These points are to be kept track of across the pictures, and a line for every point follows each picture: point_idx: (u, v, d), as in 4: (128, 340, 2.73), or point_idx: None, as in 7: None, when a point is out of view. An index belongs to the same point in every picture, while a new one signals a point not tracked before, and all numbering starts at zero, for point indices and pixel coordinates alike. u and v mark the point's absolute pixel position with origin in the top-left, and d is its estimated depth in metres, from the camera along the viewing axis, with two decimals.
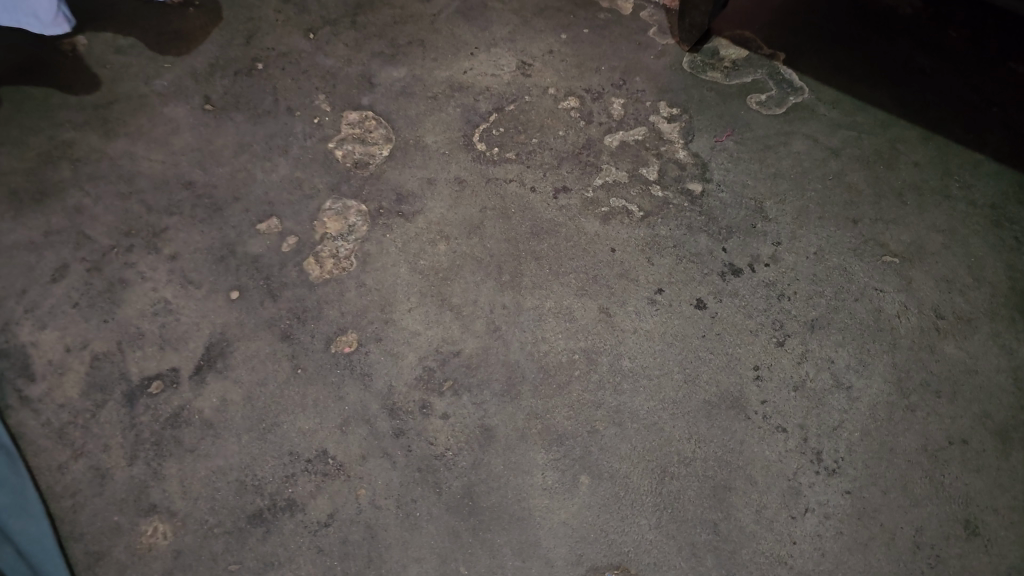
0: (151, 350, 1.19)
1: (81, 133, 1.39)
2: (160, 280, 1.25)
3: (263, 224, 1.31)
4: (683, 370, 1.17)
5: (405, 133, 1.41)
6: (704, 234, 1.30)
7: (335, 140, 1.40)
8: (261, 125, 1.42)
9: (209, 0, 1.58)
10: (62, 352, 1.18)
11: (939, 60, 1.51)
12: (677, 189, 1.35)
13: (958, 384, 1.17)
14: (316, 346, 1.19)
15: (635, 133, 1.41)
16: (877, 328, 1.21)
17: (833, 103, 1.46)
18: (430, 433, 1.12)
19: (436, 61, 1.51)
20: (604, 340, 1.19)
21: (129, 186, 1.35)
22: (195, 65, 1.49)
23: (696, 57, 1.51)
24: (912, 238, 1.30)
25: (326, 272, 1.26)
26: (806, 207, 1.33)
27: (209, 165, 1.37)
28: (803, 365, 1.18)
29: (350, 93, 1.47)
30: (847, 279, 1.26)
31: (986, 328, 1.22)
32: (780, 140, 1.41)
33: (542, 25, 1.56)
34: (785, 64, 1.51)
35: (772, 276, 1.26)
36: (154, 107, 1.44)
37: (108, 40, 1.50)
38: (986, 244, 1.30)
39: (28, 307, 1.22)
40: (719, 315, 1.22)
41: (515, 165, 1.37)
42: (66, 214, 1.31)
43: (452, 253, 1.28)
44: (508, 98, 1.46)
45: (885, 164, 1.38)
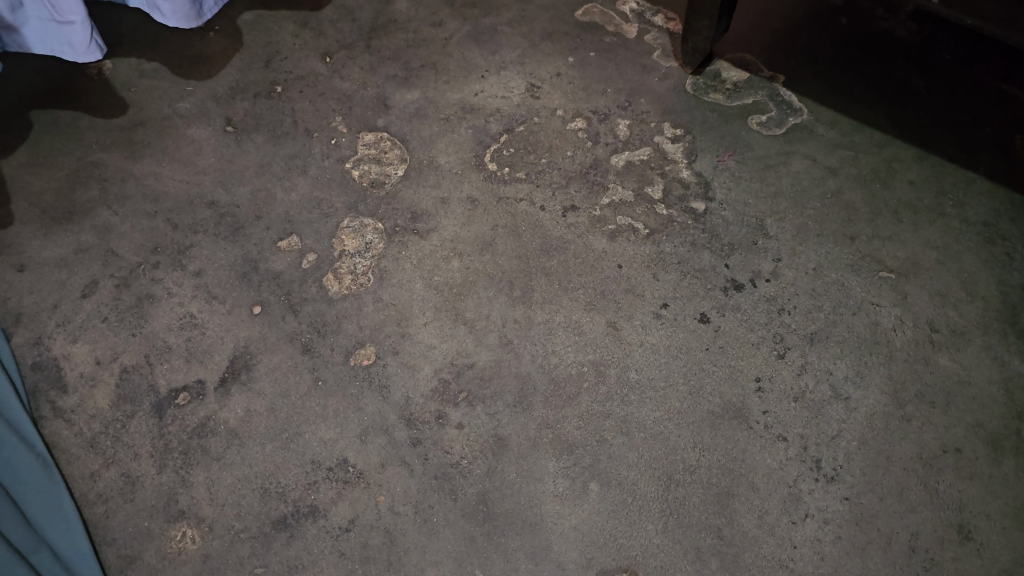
0: (178, 362, 1.24)
1: (109, 155, 1.46)
2: (185, 296, 1.31)
3: (283, 242, 1.36)
4: (687, 382, 1.22)
5: (419, 154, 1.47)
6: (707, 250, 1.36)
7: (352, 161, 1.46)
8: (281, 145, 1.48)
9: (230, 27, 1.65)
10: (92, 365, 1.24)
11: (933, 82, 1.57)
12: (681, 207, 1.41)
13: (952, 395, 1.22)
14: (336, 359, 1.24)
15: (641, 153, 1.47)
16: (874, 341, 1.26)
17: (830, 123, 1.52)
18: (446, 442, 1.17)
19: (447, 84, 1.57)
20: (611, 352, 1.25)
21: (155, 205, 1.40)
22: (217, 88, 1.56)
23: (698, 80, 1.58)
24: (907, 255, 1.35)
25: (344, 288, 1.31)
26: (805, 225, 1.39)
27: (231, 184, 1.43)
28: (803, 377, 1.23)
29: (365, 115, 1.52)
30: (844, 294, 1.31)
31: (979, 340, 1.27)
32: (780, 160, 1.47)
33: (550, 48, 1.62)
34: (785, 86, 1.57)
35: (773, 291, 1.31)
36: (178, 129, 1.50)
37: (133, 65, 1.58)
38: (978, 260, 1.35)
39: (59, 321, 1.28)
40: (722, 329, 1.27)
41: (525, 184, 1.43)
42: (94, 232, 1.37)
43: (465, 269, 1.33)
44: (518, 120, 1.52)
45: (881, 183, 1.44)
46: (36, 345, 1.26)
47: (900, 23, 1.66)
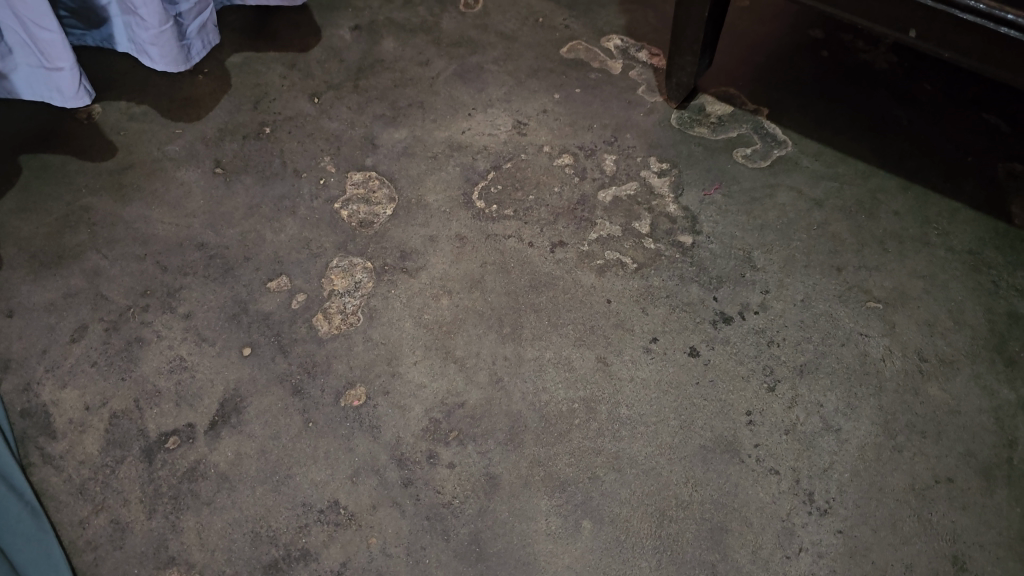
0: (168, 407, 1.24)
1: (98, 198, 1.47)
2: (174, 338, 1.31)
3: (273, 283, 1.37)
4: (678, 417, 1.22)
5: (408, 193, 1.48)
6: (695, 283, 1.36)
7: (341, 201, 1.47)
8: (270, 186, 1.49)
9: (218, 69, 1.66)
10: (82, 410, 1.23)
11: (915, 113, 1.59)
12: (669, 241, 1.41)
13: (942, 424, 1.22)
14: (326, 400, 1.24)
15: (628, 189, 1.48)
16: (863, 372, 1.27)
17: (814, 155, 1.53)
18: (438, 482, 1.17)
19: (435, 122, 1.58)
20: (602, 389, 1.25)
21: (144, 248, 1.41)
22: (206, 131, 1.57)
23: (683, 114, 1.59)
24: (893, 284, 1.36)
25: (334, 328, 1.31)
26: (792, 256, 1.40)
27: (220, 226, 1.44)
28: (794, 410, 1.23)
29: (354, 154, 1.53)
30: (833, 325, 1.32)
31: (968, 368, 1.27)
32: (766, 192, 1.48)
33: (536, 85, 1.64)
34: (769, 119, 1.59)
35: (761, 323, 1.32)
36: (167, 172, 1.51)
37: (122, 109, 1.59)
38: (965, 288, 1.36)
39: (48, 367, 1.28)
40: (712, 362, 1.28)
41: (513, 221, 1.44)
42: (84, 276, 1.37)
43: (454, 307, 1.33)
44: (505, 157, 1.53)
45: (866, 214, 1.45)
46: (25, 391, 1.25)
47: (881, 55, 1.68)
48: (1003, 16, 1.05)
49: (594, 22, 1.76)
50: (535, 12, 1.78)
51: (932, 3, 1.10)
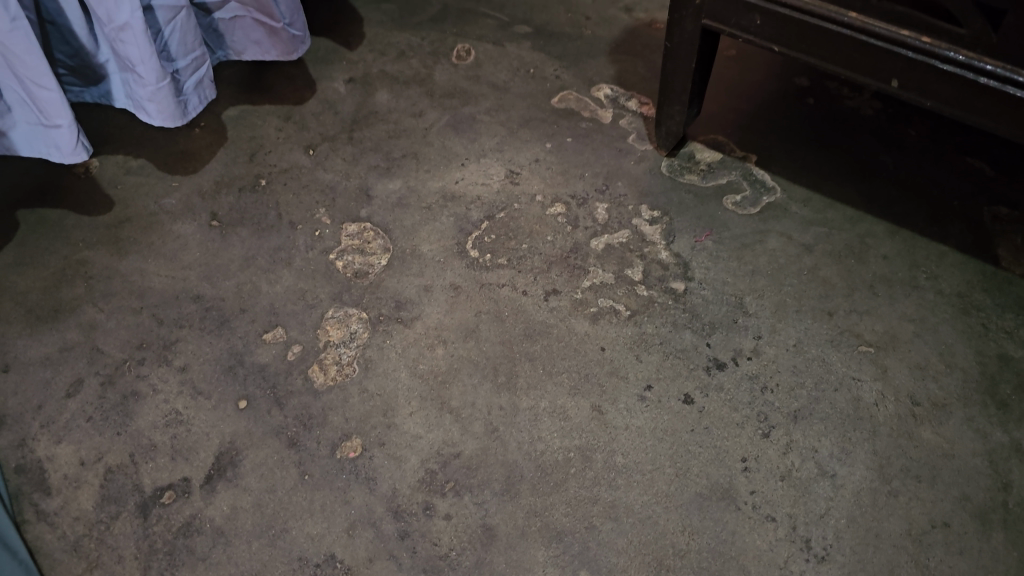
0: (163, 461, 1.24)
1: (95, 252, 1.49)
2: (170, 392, 1.31)
3: (268, 334, 1.37)
4: (674, 464, 1.22)
5: (402, 243, 1.49)
6: (688, 330, 1.37)
7: (336, 251, 1.48)
8: (265, 238, 1.50)
9: (215, 122, 1.70)
10: (77, 465, 1.23)
11: (900, 157, 1.61)
12: (662, 288, 1.43)
13: (937, 468, 1.22)
14: (322, 452, 1.24)
15: (620, 237, 1.50)
16: (857, 416, 1.27)
17: (803, 200, 1.55)
18: (434, 533, 1.16)
19: (429, 173, 1.60)
20: (597, 437, 1.25)
21: (140, 301, 1.42)
22: (202, 184, 1.59)
23: (673, 161, 1.62)
24: (884, 328, 1.37)
25: (330, 379, 1.32)
26: (784, 302, 1.41)
27: (216, 279, 1.45)
28: (788, 456, 1.23)
29: (348, 205, 1.55)
30: (825, 370, 1.32)
31: (961, 412, 1.27)
32: (756, 239, 1.50)
33: (528, 135, 1.67)
34: (757, 166, 1.62)
35: (754, 369, 1.33)
36: (164, 225, 1.53)
37: (119, 162, 1.62)
38: (955, 331, 1.37)
39: (44, 422, 1.28)
40: (707, 409, 1.28)
41: (507, 270, 1.45)
42: (80, 330, 1.38)
43: (449, 357, 1.34)
44: (498, 207, 1.55)
45: (855, 258, 1.47)
46: (20, 446, 1.25)
47: (866, 102, 1.71)
48: (982, 67, 1.07)
49: (583, 72, 1.79)
50: (526, 63, 1.81)
51: (914, 54, 1.13)
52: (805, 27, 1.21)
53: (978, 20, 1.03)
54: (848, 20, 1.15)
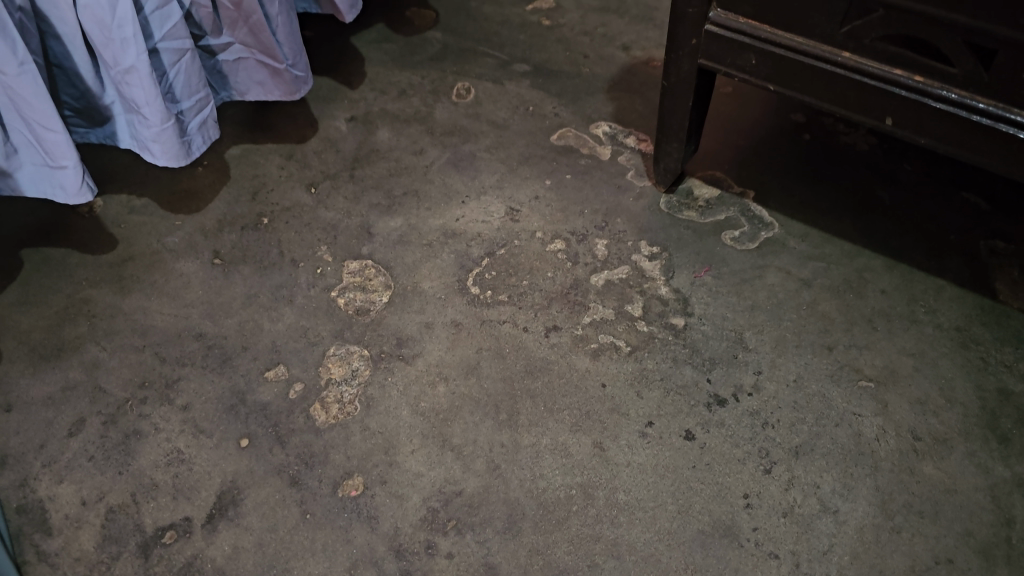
0: (165, 500, 1.23)
1: (98, 290, 1.50)
2: (172, 430, 1.31)
3: (270, 372, 1.38)
4: (676, 501, 1.22)
5: (403, 280, 1.50)
6: (689, 365, 1.38)
7: (338, 289, 1.49)
8: (267, 276, 1.51)
9: (218, 161, 1.72)
10: (79, 505, 1.23)
11: (897, 192, 1.63)
12: (661, 323, 1.43)
13: (939, 504, 1.21)
14: (324, 491, 1.24)
15: (619, 273, 1.51)
16: (858, 452, 1.27)
17: (801, 235, 1.57)
18: (437, 573, 1.15)
19: (429, 211, 1.62)
20: (599, 474, 1.25)
21: (142, 339, 1.43)
22: (205, 222, 1.60)
23: (672, 198, 1.64)
24: (884, 363, 1.38)
25: (331, 418, 1.32)
26: (783, 337, 1.42)
27: (219, 317, 1.46)
28: (791, 492, 1.23)
29: (350, 243, 1.56)
30: (826, 406, 1.33)
31: (962, 446, 1.27)
32: (755, 274, 1.51)
33: (528, 172, 1.68)
34: (755, 201, 1.63)
35: (755, 404, 1.33)
36: (166, 263, 1.54)
37: (123, 201, 1.64)
38: (955, 365, 1.37)
39: (45, 462, 1.28)
40: (708, 445, 1.28)
41: (507, 306, 1.46)
42: (82, 369, 1.39)
43: (451, 394, 1.34)
44: (498, 244, 1.56)
45: (854, 293, 1.47)
46: (22, 486, 1.25)
47: (862, 137, 1.73)
48: (975, 105, 1.09)
49: (582, 110, 1.81)
50: (525, 101, 1.84)
51: (907, 93, 1.15)
52: (800, 67, 1.23)
53: (969, 60, 1.06)
54: (842, 60, 1.17)
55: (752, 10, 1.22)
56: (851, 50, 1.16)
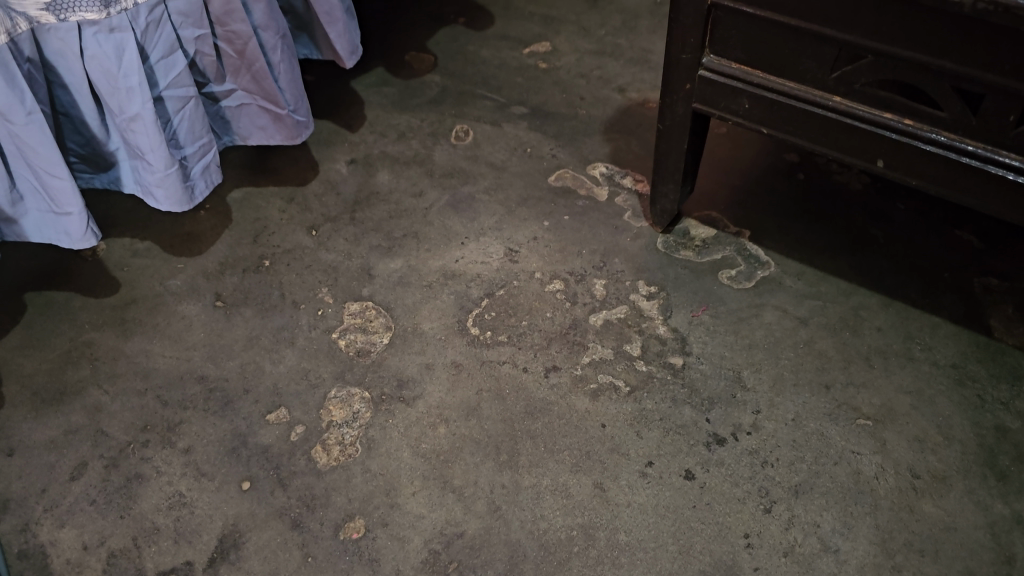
0: (166, 544, 1.24)
1: (101, 333, 1.51)
2: (173, 474, 1.32)
3: (272, 414, 1.39)
4: (677, 541, 1.23)
5: (404, 321, 1.51)
6: (688, 405, 1.39)
7: (339, 330, 1.50)
8: (269, 318, 1.53)
9: (220, 204, 1.74)
10: (80, 550, 1.23)
11: (891, 231, 1.65)
12: (660, 363, 1.45)
13: (940, 542, 1.22)
14: (325, 533, 1.24)
15: (618, 312, 1.52)
16: (858, 490, 1.28)
17: (797, 274, 1.58)
18: None
19: (429, 252, 1.63)
20: (599, 515, 1.25)
21: (145, 382, 1.43)
22: (207, 265, 1.62)
23: (669, 237, 1.66)
24: (882, 401, 1.38)
25: (333, 460, 1.32)
26: (781, 375, 1.43)
27: (220, 359, 1.47)
28: (791, 531, 1.24)
29: (350, 285, 1.58)
30: (825, 444, 1.33)
31: (961, 484, 1.28)
32: (752, 313, 1.52)
33: (526, 214, 1.70)
34: (751, 240, 1.65)
35: (754, 443, 1.34)
36: (169, 306, 1.55)
37: (126, 245, 1.66)
38: (953, 403, 1.38)
39: (47, 506, 1.28)
40: (708, 485, 1.29)
41: (507, 346, 1.47)
42: (85, 412, 1.39)
43: (451, 436, 1.35)
44: (498, 284, 1.57)
45: (850, 331, 1.49)
46: (23, 531, 1.25)
47: (855, 177, 1.76)
48: (964, 147, 1.11)
49: (579, 151, 1.84)
50: (523, 142, 1.87)
51: (897, 136, 1.17)
52: (792, 111, 1.25)
53: (957, 104, 1.09)
54: (833, 104, 1.20)
55: (744, 56, 1.24)
56: (842, 94, 1.19)
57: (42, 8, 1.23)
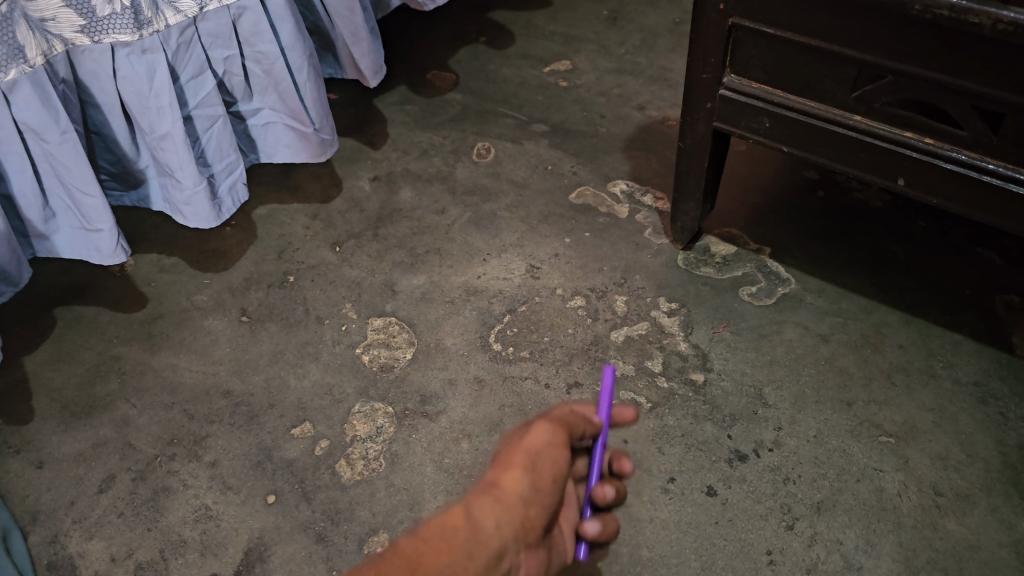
0: (193, 557, 1.25)
1: (129, 347, 1.53)
2: (200, 487, 1.33)
3: (297, 429, 1.40)
4: (699, 558, 1.23)
5: (426, 337, 1.53)
6: (709, 422, 1.39)
7: (362, 345, 1.52)
8: (294, 333, 1.55)
9: (246, 221, 1.76)
10: (108, 561, 1.25)
11: (912, 248, 1.65)
12: (681, 379, 1.45)
13: (963, 561, 1.21)
14: (349, 547, 1.25)
15: (639, 328, 1.53)
16: (881, 508, 1.28)
17: (817, 290, 1.59)
18: None
19: (451, 269, 1.65)
20: (622, 531, 1.26)
21: (172, 396, 1.46)
22: (233, 280, 1.64)
23: (689, 254, 1.67)
24: (903, 418, 1.38)
25: (357, 474, 1.34)
26: (803, 392, 1.43)
27: (246, 374, 1.49)
28: (813, 548, 1.24)
29: (374, 301, 1.60)
30: (847, 461, 1.33)
31: (984, 502, 1.27)
32: (773, 329, 1.53)
33: (548, 230, 1.72)
34: (771, 257, 1.66)
35: (776, 460, 1.34)
36: (195, 321, 1.58)
37: (154, 261, 1.69)
38: (975, 420, 1.37)
39: (75, 518, 1.30)
40: (730, 501, 1.29)
41: (529, 362, 1.48)
42: (112, 426, 1.42)
43: (474, 451, 1.36)
44: (520, 301, 1.59)
45: (872, 347, 1.49)
46: (52, 543, 1.27)
47: (875, 194, 1.77)
48: (985, 166, 1.12)
49: (600, 168, 1.86)
50: (544, 160, 1.88)
51: (918, 154, 1.17)
52: (812, 130, 1.26)
53: (978, 123, 1.09)
54: (853, 123, 1.21)
55: (764, 76, 1.26)
56: (862, 114, 1.20)
57: (77, 31, 1.24)
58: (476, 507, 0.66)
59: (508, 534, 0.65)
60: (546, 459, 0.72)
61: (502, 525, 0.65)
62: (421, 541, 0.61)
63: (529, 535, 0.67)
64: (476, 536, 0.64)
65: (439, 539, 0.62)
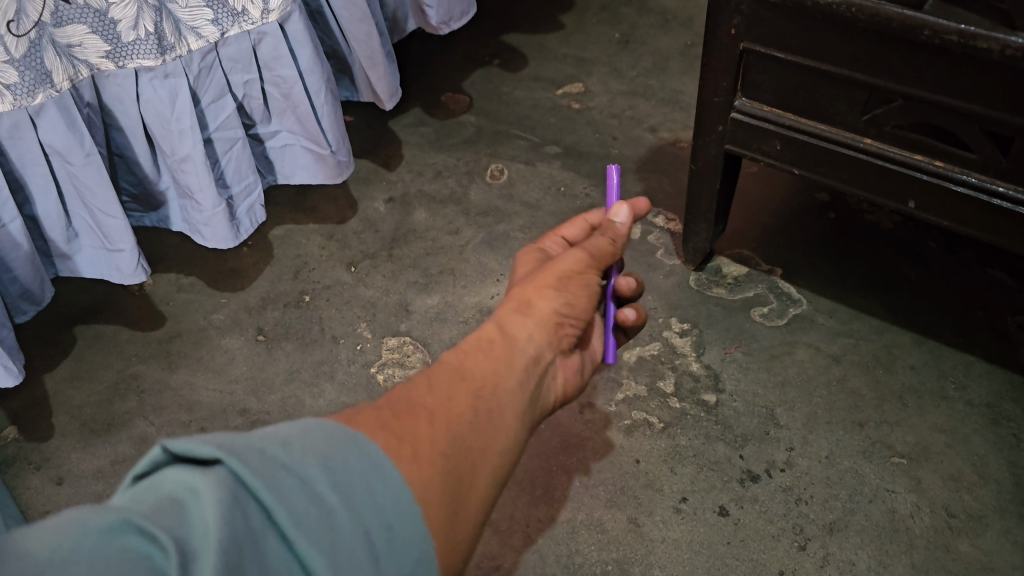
0: None
1: (148, 366, 1.56)
2: None
3: None
4: None
5: (440, 356, 1.55)
6: (721, 442, 1.40)
7: (377, 364, 1.54)
8: (309, 352, 1.57)
9: (263, 241, 1.79)
10: None
11: (923, 269, 1.66)
12: (693, 400, 1.46)
13: None
14: None
15: (651, 348, 1.55)
16: (893, 529, 1.28)
17: (828, 311, 1.60)
18: None
19: (465, 288, 1.67)
20: (634, 550, 1.27)
21: (189, 414, 1.48)
22: (249, 300, 1.67)
23: (701, 275, 1.68)
24: (916, 439, 1.39)
25: None
26: (815, 413, 1.44)
27: (262, 393, 1.50)
28: (825, 569, 1.24)
29: (389, 320, 1.62)
30: (859, 482, 1.34)
31: (997, 524, 1.27)
32: (784, 350, 1.53)
33: None
34: (783, 278, 1.67)
35: (788, 480, 1.35)
36: (212, 339, 1.60)
37: (172, 280, 1.71)
38: (987, 442, 1.37)
39: None
40: (742, 521, 1.30)
41: None
42: (131, 443, 1.44)
43: None
44: None
45: (883, 368, 1.49)
46: None
47: (886, 215, 1.78)
48: (994, 189, 1.13)
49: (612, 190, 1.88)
50: (556, 181, 1.90)
51: (929, 177, 1.19)
52: (823, 152, 1.28)
53: (988, 147, 1.10)
54: (863, 146, 1.22)
55: (775, 99, 1.28)
56: (872, 136, 1.21)
57: (102, 56, 1.26)
58: (506, 323, 0.77)
59: (543, 341, 0.77)
60: (569, 283, 0.83)
61: (540, 335, 0.77)
62: (463, 353, 0.71)
63: (558, 342, 0.79)
64: (512, 342, 0.75)
65: (478, 349, 0.72)
